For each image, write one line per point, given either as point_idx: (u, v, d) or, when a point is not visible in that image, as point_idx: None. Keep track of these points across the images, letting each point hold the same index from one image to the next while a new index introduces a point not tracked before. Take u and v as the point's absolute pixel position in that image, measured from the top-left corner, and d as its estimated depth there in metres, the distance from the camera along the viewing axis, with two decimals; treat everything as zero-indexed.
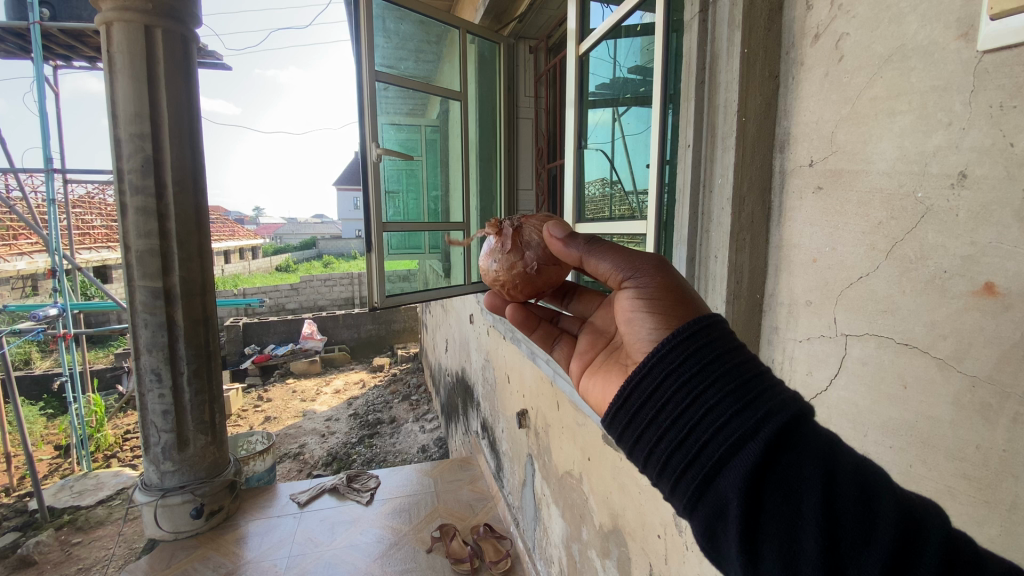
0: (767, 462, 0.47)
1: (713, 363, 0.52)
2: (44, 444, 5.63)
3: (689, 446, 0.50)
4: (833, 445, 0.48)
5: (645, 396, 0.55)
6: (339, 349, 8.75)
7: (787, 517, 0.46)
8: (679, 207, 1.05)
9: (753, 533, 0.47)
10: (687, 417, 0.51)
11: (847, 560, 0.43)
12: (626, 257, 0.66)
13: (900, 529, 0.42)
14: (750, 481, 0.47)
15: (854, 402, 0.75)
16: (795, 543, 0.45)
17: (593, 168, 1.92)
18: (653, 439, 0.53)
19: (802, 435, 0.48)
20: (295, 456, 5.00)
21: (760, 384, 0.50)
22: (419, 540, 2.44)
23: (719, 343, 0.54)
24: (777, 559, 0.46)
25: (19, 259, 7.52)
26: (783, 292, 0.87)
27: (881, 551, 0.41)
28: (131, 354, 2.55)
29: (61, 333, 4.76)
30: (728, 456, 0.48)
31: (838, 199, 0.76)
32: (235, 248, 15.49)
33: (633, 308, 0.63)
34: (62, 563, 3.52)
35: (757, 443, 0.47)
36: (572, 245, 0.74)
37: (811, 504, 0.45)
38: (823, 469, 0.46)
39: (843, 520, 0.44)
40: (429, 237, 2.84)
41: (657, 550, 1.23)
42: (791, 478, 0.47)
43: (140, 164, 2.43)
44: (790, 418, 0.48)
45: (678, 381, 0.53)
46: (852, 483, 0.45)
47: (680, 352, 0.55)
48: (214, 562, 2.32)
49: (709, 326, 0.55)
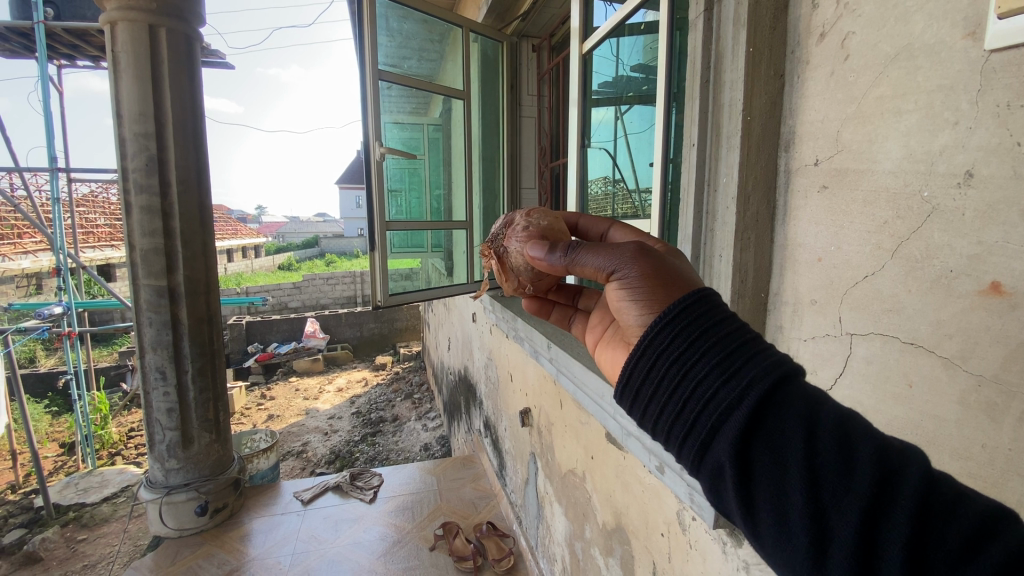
0: (754, 424, 0.48)
1: (702, 337, 0.53)
2: (49, 442, 5.66)
3: (685, 418, 0.51)
4: (815, 400, 0.48)
5: (642, 374, 0.55)
6: (342, 347, 8.77)
7: (775, 474, 0.47)
8: (684, 205, 1.04)
9: (748, 490, 0.48)
10: (682, 390, 0.52)
11: (830, 509, 0.43)
12: (603, 256, 0.65)
13: (878, 475, 0.42)
14: (740, 443, 0.48)
15: (859, 401, 0.75)
16: (785, 497, 0.46)
17: (596, 167, 1.92)
18: (653, 413, 0.54)
19: (787, 395, 0.49)
20: (298, 454, 5.02)
21: (747, 350, 0.51)
22: (422, 537, 2.45)
23: (707, 315, 0.54)
24: (772, 514, 0.47)
25: (24, 257, 7.56)
26: (787, 291, 0.87)
27: (860, 497, 0.42)
28: (136, 352, 2.56)
29: (65, 331, 4.79)
30: (720, 422, 0.49)
31: (843, 198, 0.76)
32: (237, 246, 15.54)
33: (621, 302, 0.63)
34: (67, 560, 3.55)
35: (744, 409, 0.48)
36: (554, 257, 0.73)
37: (796, 460, 0.46)
38: (806, 425, 0.47)
39: (825, 472, 0.44)
40: (432, 235, 2.84)
41: (660, 548, 1.23)
42: (777, 437, 0.47)
43: (145, 163, 2.44)
44: (774, 380, 0.49)
45: (672, 357, 0.54)
46: (833, 436, 0.45)
47: (672, 330, 0.55)
48: (218, 559, 2.33)
49: (697, 299, 0.56)
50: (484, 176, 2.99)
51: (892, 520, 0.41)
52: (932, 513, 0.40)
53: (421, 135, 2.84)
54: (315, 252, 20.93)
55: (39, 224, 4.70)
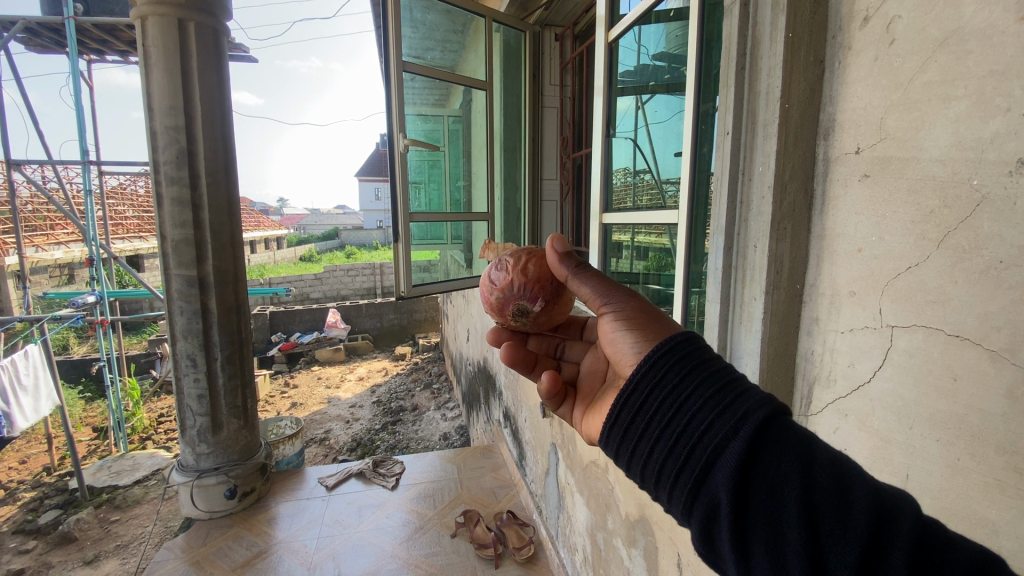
0: (751, 461, 0.50)
1: (695, 371, 0.56)
2: (83, 427, 5.93)
3: (679, 454, 0.54)
4: (809, 439, 0.51)
5: (635, 408, 0.58)
6: (363, 337, 8.90)
7: (771, 514, 0.49)
8: (716, 195, 1.02)
9: (745, 531, 0.50)
10: (675, 425, 0.55)
11: (828, 549, 0.46)
12: (605, 286, 0.73)
13: (874, 514, 0.45)
14: (736, 479, 0.50)
15: (898, 395, 0.73)
16: (781, 538, 0.48)
17: (620, 157, 1.88)
18: (647, 449, 0.56)
19: (781, 433, 0.51)
20: (320, 442, 5.14)
21: (738, 386, 0.54)
22: (443, 524, 2.49)
23: (698, 354, 0.58)
24: (766, 553, 0.49)
25: (56, 249, 7.85)
26: (825, 282, 0.85)
27: (858, 537, 0.44)
28: (169, 340, 2.66)
29: (98, 319, 4.96)
30: (715, 457, 0.52)
31: (886, 187, 0.74)
32: (260, 238, 15.94)
33: (614, 328, 0.68)
34: (101, 540, 3.72)
35: (737, 443, 0.50)
36: (564, 266, 0.80)
37: (792, 497, 0.48)
38: (802, 461, 0.49)
39: (823, 512, 0.47)
40: (451, 227, 2.86)
41: (685, 540, 1.23)
42: (773, 477, 0.50)
43: (175, 155, 2.51)
44: (766, 417, 0.51)
45: (665, 391, 0.57)
46: (829, 475, 0.48)
47: (665, 363, 0.58)
48: (247, 541, 2.40)
49: (692, 340, 0.60)
50: (505, 168, 2.99)
51: (889, 562, 0.43)
52: (928, 555, 0.43)
53: (442, 126, 2.86)
54: (336, 242, 21.22)
55: (71, 215, 4.84)
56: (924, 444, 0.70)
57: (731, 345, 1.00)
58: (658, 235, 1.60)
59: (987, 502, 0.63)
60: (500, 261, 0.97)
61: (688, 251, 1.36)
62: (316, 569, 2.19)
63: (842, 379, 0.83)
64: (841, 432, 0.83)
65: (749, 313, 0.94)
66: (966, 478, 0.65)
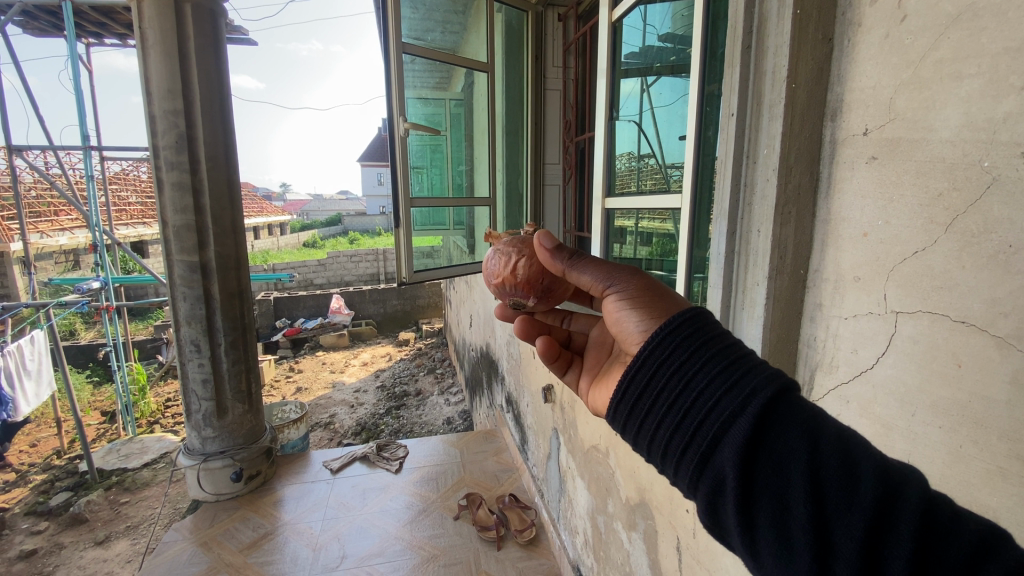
0: (757, 437, 0.50)
1: (703, 347, 0.55)
2: (92, 411, 6.02)
3: (686, 429, 0.53)
4: (815, 414, 0.51)
5: (642, 385, 0.57)
6: (366, 323, 8.93)
7: (776, 488, 0.49)
8: (720, 179, 1.00)
9: (750, 505, 0.50)
10: (682, 401, 0.54)
11: (834, 523, 0.46)
12: (603, 269, 0.71)
13: (881, 490, 0.45)
14: (743, 455, 0.50)
15: (901, 381, 0.72)
16: (786, 512, 0.48)
17: (623, 142, 1.85)
18: (654, 425, 0.56)
19: (789, 410, 0.51)
20: (325, 426, 5.21)
21: (746, 362, 0.53)
22: (446, 507, 2.52)
23: (707, 331, 0.57)
24: (772, 527, 0.49)
25: (61, 234, 7.89)
26: (829, 267, 0.84)
27: (864, 512, 0.44)
28: (172, 325, 2.67)
29: (104, 305, 4.99)
30: (721, 433, 0.51)
31: (894, 168, 0.73)
32: (263, 223, 15.95)
33: (619, 309, 0.67)
34: (112, 521, 3.79)
35: (745, 419, 0.50)
36: (557, 258, 0.79)
37: (799, 473, 0.48)
38: (808, 437, 0.49)
39: (828, 488, 0.47)
40: (454, 213, 2.84)
41: (685, 524, 1.24)
42: (779, 452, 0.49)
43: (174, 140, 2.49)
44: (774, 393, 0.51)
45: (672, 368, 0.56)
46: (835, 451, 0.48)
47: (672, 339, 0.57)
48: (254, 523, 2.44)
49: (701, 315, 0.59)
50: (507, 151, 2.96)
51: (894, 536, 0.43)
52: (932, 528, 0.43)
53: (444, 110, 2.82)
54: (339, 228, 21.19)
55: (74, 201, 4.82)
56: (926, 431, 0.69)
57: (733, 331, 0.99)
58: (662, 220, 1.58)
59: (988, 490, 0.62)
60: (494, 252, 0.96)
61: (691, 236, 1.35)
62: (321, 550, 2.22)
63: (844, 365, 0.82)
64: (843, 418, 0.82)
65: (752, 299, 0.93)
66: (968, 466, 0.64)
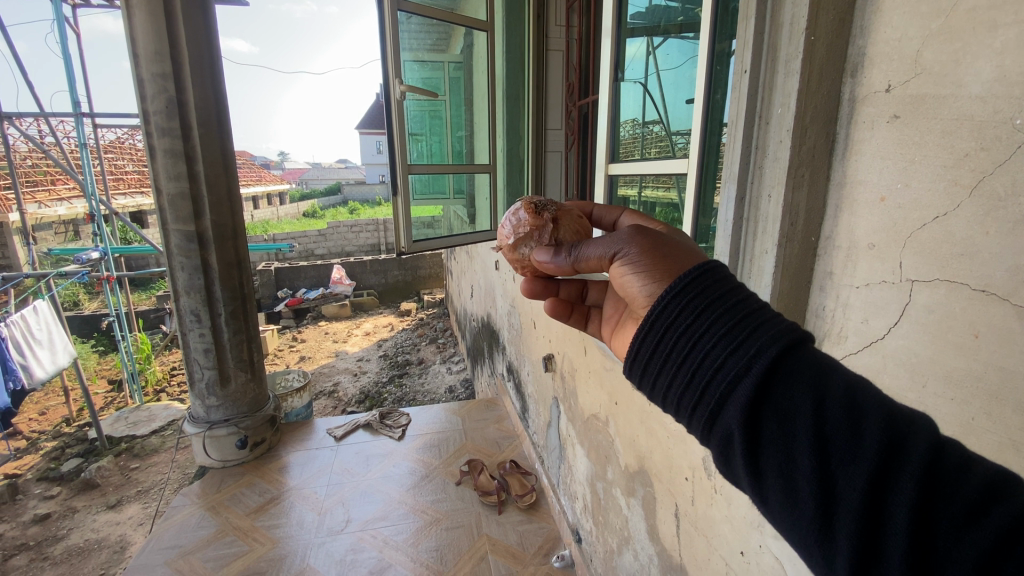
0: (763, 393, 0.49)
1: (711, 308, 0.53)
2: (99, 380, 6.10)
3: (694, 388, 0.52)
4: (824, 367, 0.49)
5: (651, 349, 0.56)
6: (368, 293, 8.93)
7: (783, 442, 0.48)
8: (730, 142, 0.96)
9: (757, 457, 0.49)
10: (690, 361, 0.52)
11: (837, 473, 0.45)
12: (605, 241, 0.67)
13: (886, 441, 0.43)
14: (749, 411, 0.49)
15: (913, 351, 0.70)
16: (792, 463, 0.47)
17: (628, 105, 1.77)
18: (664, 385, 0.55)
19: (796, 363, 0.49)
20: (329, 394, 5.28)
21: (755, 318, 0.51)
22: (448, 473, 2.56)
23: (714, 288, 0.54)
24: (778, 478, 0.48)
25: (59, 204, 7.83)
26: (841, 234, 0.80)
27: (867, 463, 0.43)
28: (171, 295, 2.65)
29: (105, 275, 4.98)
30: (729, 391, 0.50)
31: (916, 128, 0.68)
32: (263, 193, 15.78)
33: (622, 273, 0.65)
34: (122, 486, 3.88)
35: (752, 377, 0.49)
36: (561, 257, 0.76)
37: (805, 427, 0.47)
38: (815, 390, 0.48)
39: (834, 441, 0.46)
40: (454, 180, 2.79)
41: (683, 492, 1.24)
42: (786, 407, 0.48)
43: (165, 105, 2.41)
44: (781, 349, 0.49)
45: (679, 330, 0.54)
46: (842, 404, 0.46)
47: (679, 302, 0.55)
48: (260, 488, 2.48)
49: (708, 270, 0.56)
50: (507, 116, 2.87)
51: (898, 485, 0.42)
52: (939, 475, 0.41)
53: (442, 74, 2.72)
54: (339, 198, 20.95)
55: (69, 169, 4.75)
56: (937, 403, 0.67)
57: None
58: (666, 188, 1.54)
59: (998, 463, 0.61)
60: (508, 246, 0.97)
61: (696, 205, 1.31)
62: (327, 514, 2.27)
63: (854, 335, 0.79)
64: None
65: (759, 267, 0.90)
66: (979, 438, 0.63)
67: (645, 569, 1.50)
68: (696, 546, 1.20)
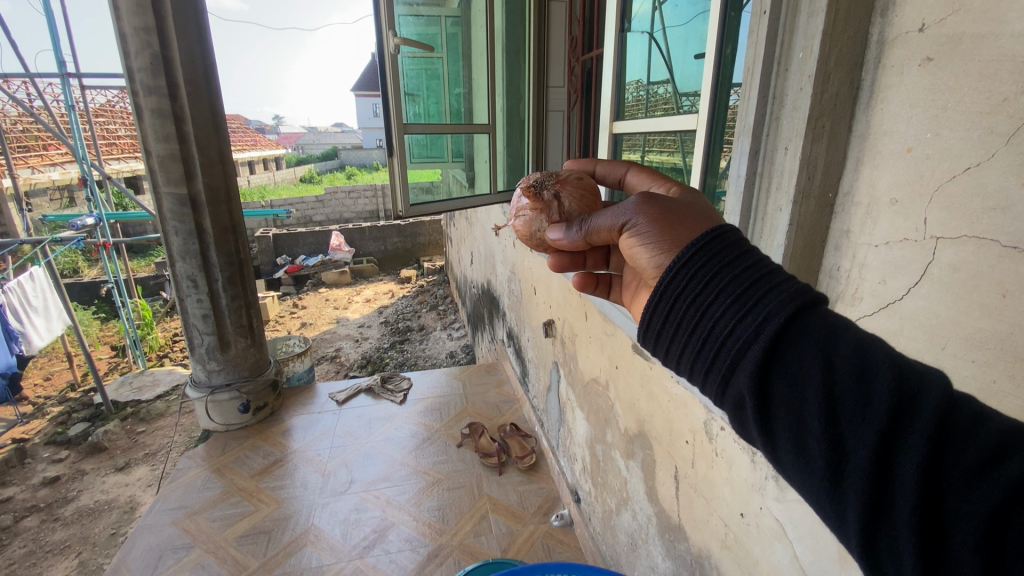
0: (773, 357, 0.47)
1: (720, 275, 0.51)
2: (101, 346, 6.13)
3: (705, 355, 0.50)
4: (834, 328, 0.46)
5: (661, 318, 0.54)
6: (367, 260, 8.87)
7: (794, 405, 0.46)
8: (745, 92, 0.90)
9: (769, 419, 0.47)
10: (700, 329, 0.51)
11: (847, 433, 0.42)
12: (611, 211, 0.62)
13: (896, 398, 0.41)
14: (759, 376, 0.47)
15: (934, 312, 0.67)
16: (803, 425, 0.45)
17: (635, 59, 1.67)
18: (676, 353, 0.53)
19: (807, 325, 0.47)
20: (331, 359, 5.31)
21: (765, 281, 0.49)
22: (450, 435, 2.58)
23: (724, 253, 0.52)
24: (790, 441, 0.46)
25: (52, 170, 7.69)
26: (862, 190, 0.76)
27: (877, 421, 0.41)
28: (167, 260, 2.61)
29: (101, 242, 4.91)
30: (740, 356, 0.48)
31: (950, 71, 0.63)
32: (258, 157, 15.48)
33: (631, 245, 0.61)
34: (130, 449, 3.94)
35: (762, 341, 0.47)
36: (570, 233, 0.70)
37: (815, 389, 0.45)
38: (824, 351, 0.45)
39: (843, 401, 0.43)
40: (452, 142, 2.72)
41: (684, 455, 1.24)
42: (795, 370, 0.46)
43: (150, 62, 2.30)
44: (792, 312, 0.47)
45: (689, 298, 0.52)
46: (852, 364, 0.44)
47: (689, 270, 0.53)
48: (264, 451, 2.51)
49: (716, 236, 0.54)
50: (507, 71, 2.75)
51: (907, 442, 0.39)
52: (949, 431, 0.39)
53: (439, 28, 2.61)
54: (336, 163, 20.58)
55: (58, 133, 4.60)
56: (957, 365, 0.65)
57: None
58: (670, 152, 1.50)
59: None
60: (517, 232, 0.91)
61: (704, 164, 1.26)
62: (330, 476, 2.30)
63: (869, 296, 0.76)
64: None
65: (772, 225, 0.86)
66: (1001, 401, 0.60)
67: (643, 528, 1.53)
68: (696, 508, 1.20)
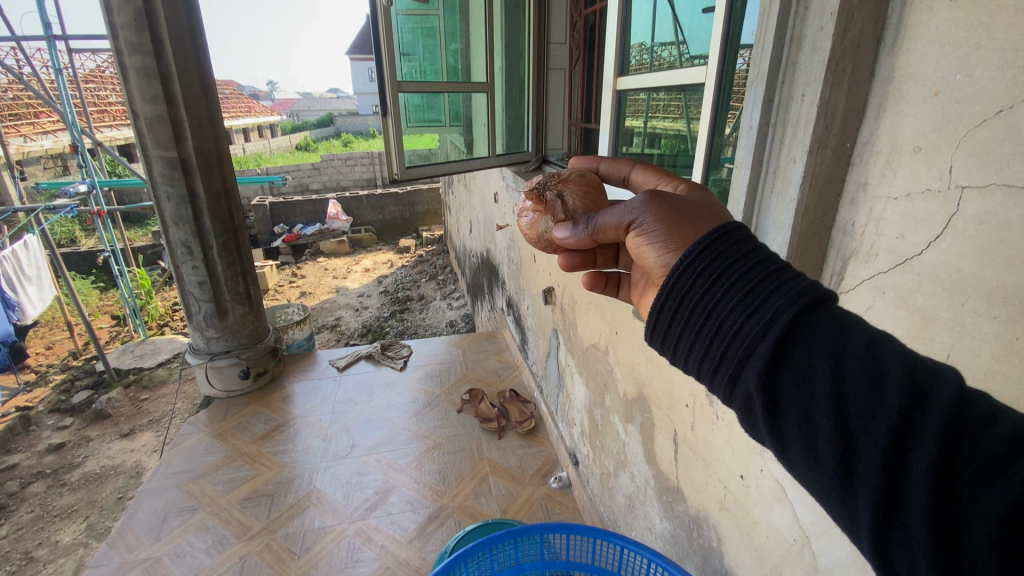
0: (781, 355, 0.45)
1: (726, 273, 0.49)
2: (102, 315, 6.13)
3: (713, 355, 0.49)
4: (843, 325, 0.44)
5: (668, 317, 0.52)
6: (366, 229, 8.79)
7: (802, 403, 0.44)
8: (762, 32, 0.85)
9: (777, 417, 0.46)
10: (708, 328, 0.49)
11: (857, 431, 0.41)
12: (618, 208, 0.60)
13: (908, 395, 0.39)
14: (767, 374, 0.45)
15: (955, 268, 0.64)
16: (812, 423, 0.43)
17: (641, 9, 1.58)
18: (683, 352, 0.52)
19: (815, 322, 0.45)
20: (331, 328, 5.32)
21: (773, 280, 0.47)
22: (450, 401, 2.59)
23: (731, 250, 0.50)
24: (798, 438, 0.44)
25: (43, 137, 7.54)
26: (882, 138, 0.72)
27: (888, 420, 0.39)
28: (160, 226, 2.56)
29: (96, 211, 4.84)
30: (748, 355, 0.46)
31: (986, 4, 0.58)
32: (253, 125, 15.15)
33: (638, 244, 0.58)
34: (134, 416, 3.98)
35: (770, 339, 0.45)
36: (577, 231, 0.67)
37: (824, 386, 0.43)
38: (833, 348, 0.43)
39: (853, 399, 0.41)
40: (449, 104, 2.64)
41: (684, 418, 1.23)
42: (804, 368, 0.44)
43: (132, 17, 2.19)
44: (799, 310, 0.45)
45: (695, 297, 0.50)
46: (861, 360, 0.42)
47: (695, 268, 0.51)
48: (265, 416, 2.52)
49: (723, 234, 0.52)
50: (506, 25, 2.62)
51: (918, 441, 0.38)
52: (963, 429, 0.37)
53: None
54: (332, 130, 20.17)
55: (47, 98, 4.47)
56: (976, 323, 0.62)
57: (760, 217, 0.90)
58: (676, 117, 1.46)
59: None
60: (523, 232, 0.88)
61: (711, 121, 1.19)
62: (331, 441, 2.32)
63: (885, 253, 0.73)
64: (875, 309, 0.75)
65: (785, 178, 0.83)
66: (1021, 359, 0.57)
67: (641, 491, 1.54)
68: (695, 470, 1.20)
